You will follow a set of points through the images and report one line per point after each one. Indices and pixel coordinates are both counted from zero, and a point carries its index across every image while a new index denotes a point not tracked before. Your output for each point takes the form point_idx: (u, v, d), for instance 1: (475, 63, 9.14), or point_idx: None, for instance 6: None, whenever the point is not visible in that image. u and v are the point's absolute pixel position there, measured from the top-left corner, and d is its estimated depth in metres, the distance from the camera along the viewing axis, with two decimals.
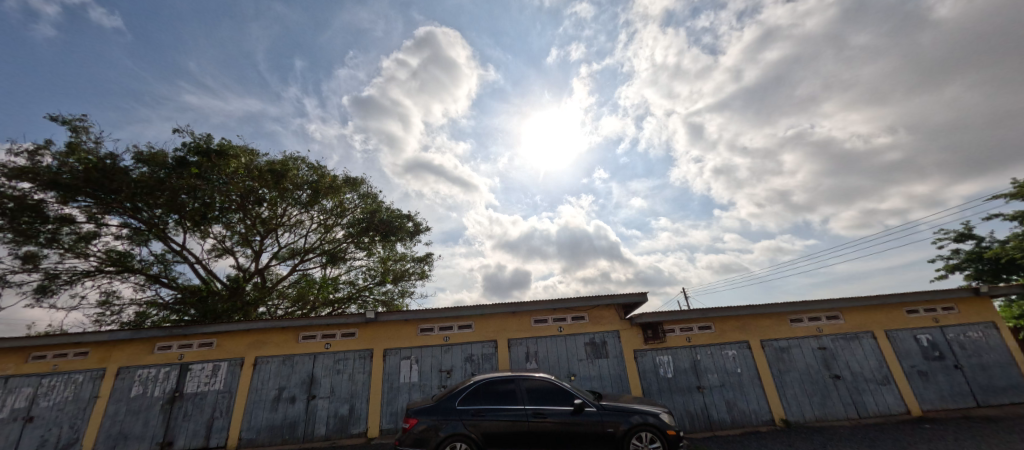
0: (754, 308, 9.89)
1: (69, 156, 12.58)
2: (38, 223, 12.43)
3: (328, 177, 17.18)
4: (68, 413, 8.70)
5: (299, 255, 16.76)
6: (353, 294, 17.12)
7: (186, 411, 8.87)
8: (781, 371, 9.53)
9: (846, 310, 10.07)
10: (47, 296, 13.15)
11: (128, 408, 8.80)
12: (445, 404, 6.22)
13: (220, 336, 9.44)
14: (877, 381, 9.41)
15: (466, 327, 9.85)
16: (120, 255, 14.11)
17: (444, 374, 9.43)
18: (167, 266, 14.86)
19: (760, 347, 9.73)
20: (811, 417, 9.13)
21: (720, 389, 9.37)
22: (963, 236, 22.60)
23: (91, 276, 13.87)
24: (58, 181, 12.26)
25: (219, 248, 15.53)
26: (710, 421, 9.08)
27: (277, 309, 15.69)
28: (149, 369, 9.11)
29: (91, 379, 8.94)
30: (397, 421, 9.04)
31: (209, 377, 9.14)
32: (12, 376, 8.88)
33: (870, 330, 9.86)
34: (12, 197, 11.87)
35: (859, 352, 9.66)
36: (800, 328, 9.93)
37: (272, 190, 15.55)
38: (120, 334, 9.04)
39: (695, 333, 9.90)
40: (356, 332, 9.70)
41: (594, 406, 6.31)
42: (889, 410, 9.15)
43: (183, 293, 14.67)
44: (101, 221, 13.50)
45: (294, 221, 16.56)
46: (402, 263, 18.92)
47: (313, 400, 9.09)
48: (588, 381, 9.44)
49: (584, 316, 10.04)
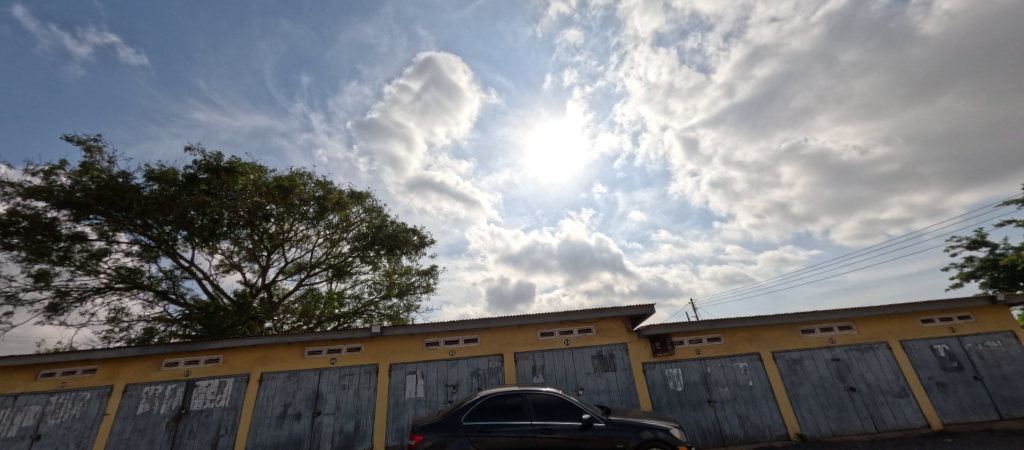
0: (765, 319, 9.72)
1: (82, 175, 12.81)
2: (51, 241, 12.65)
3: (334, 192, 17.36)
4: (75, 431, 8.69)
5: (305, 270, 16.80)
6: (358, 309, 17.11)
7: (192, 429, 8.81)
8: (794, 384, 9.31)
9: (858, 320, 9.89)
10: (58, 314, 13.27)
11: (134, 426, 8.76)
12: (450, 420, 6.12)
13: (227, 352, 9.45)
14: (894, 394, 9.16)
15: (472, 341, 9.77)
16: (129, 271, 14.23)
17: (450, 389, 9.33)
18: (176, 282, 14.95)
19: (771, 359, 9.54)
20: (827, 432, 8.87)
21: (732, 402, 9.17)
22: (977, 243, 22.24)
23: (102, 292, 14.00)
24: (71, 200, 12.51)
25: (227, 264, 15.64)
26: (723, 435, 8.87)
27: (283, 323, 15.68)
28: (155, 385, 9.11)
29: (99, 397, 8.95)
30: (403, 437, 8.91)
31: (215, 393, 9.12)
32: (21, 394, 8.92)
33: (884, 340, 9.65)
34: (27, 215, 12.07)
35: (874, 363, 9.44)
36: (812, 339, 9.75)
37: (279, 206, 15.75)
38: (128, 351, 9.08)
39: (705, 344, 9.75)
40: (361, 346, 9.66)
41: (603, 421, 6.20)
42: (907, 423, 8.87)
43: (192, 309, 14.79)
44: (112, 238, 13.72)
45: (300, 236, 16.64)
46: (407, 276, 18.93)
47: (318, 416, 9.01)
48: (596, 395, 9.28)
49: (591, 329, 9.92)
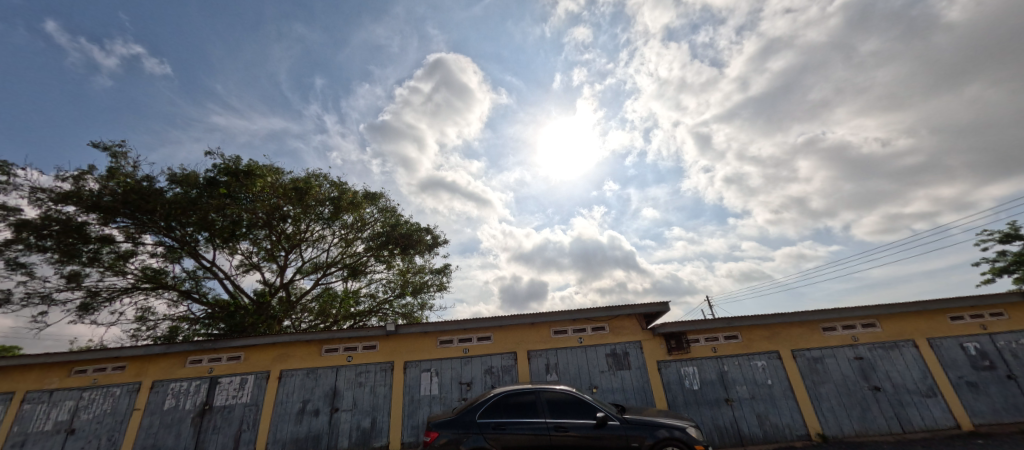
0: (784, 317, 9.52)
1: (109, 180, 13.29)
2: (81, 243, 13.16)
3: (348, 192, 17.61)
4: (106, 425, 9.04)
5: (322, 269, 17.12)
6: (373, 307, 17.34)
7: (216, 424, 9.08)
8: (815, 383, 9.09)
9: (882, 317, 9.60)
10: (89, 313, 13.82)
11: (161, 421, 9.07)
12: (464, 418, 6.17)
13: (248, 349, 9.70)
14: (921, 393, 8.86)
15: (485, 339, 9.82)
16: (154, 272, 14.71)
17: (464, 386, 9.40)
18: (198, 281, 15.41)
19: (791, 357, 9.34)
20: (850, 432, 8.64)
21: (750, 401, 9.00)
22: (1010, 237, 21.29)
23: (129, 292, 14.51)
24: (99, 204, 13.01)
25: (247, 264, 16.03)
26: (741, 435, 8.72)
27: (300, 322, 16.00)
28: (180, 382, 9.41)
29: (128, 392, 9.29)
30: (418, 434, 9.02)
31: (237, 390, 9.37)
32: (56, 389, 9.32)
33: (910, 338, 9.34)
34: (59, 219, 12.60)
35: (900, 361, 9.16)
36: (833, 336, 9.51)
37: (296, 207, 16.06)
38: (154, 349, 9.40)
39: (722, 342, 9.60)
40: (376, 344, 9.80)
41: (617, 419, 6.16)
42: (935, 424, 8.58)
43: (214, 308, 15.24)
44: (138, 240, 14.21)
45: (316, 236, 16.95)
46: (420, 275, 19.10)
47: (336, 413, 9.18)
48: (610, 394, 9.23)
49: (604, 326, 9.86)
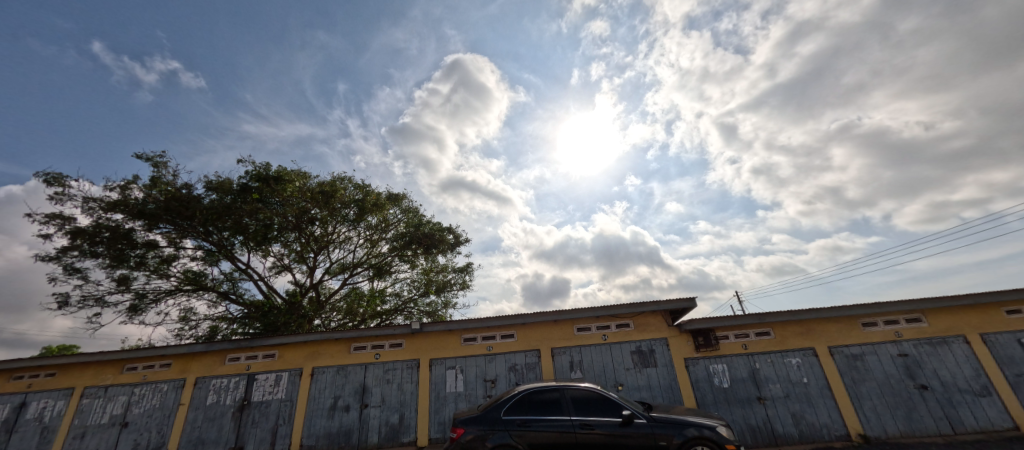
0: (819, 312, 9.13)
1: (152, 189, 14.09)
2: (129, 248, 14.01)
3: (372, 194, 18.02)
4: (155, 419, 9.61)
5: (349, 269, 17.60)
6: (399, 306, 17.70)
7: (254, 418, 9.50)
8: (855, 381, 8.67)
9: (929, 312, 9.06)
10: (137, 314, 14.71)
11: (205, 416, 9.57)
12: (490, 415, 6.22)
13: (281, 348, 10.09)
14: (974, 393, 8.31)
15: (509, 337, 9.87)
16: (195, 274, 15.51)
17: (489, 383, 9.47)
18: (235, 283, 16.14)
19: (828, 354, 8.94)
20: (894, 433, 8.21)
21: (785, 400, 8.68)
22: None
23: (173, 294, 15.35)
24: (144, 211, 13.81)
25: (279, 265, 16.66)
26: (775, 434, 8.42)
27: (330, 321, 16.50)
28: (221, 379, 9.89)
29: (174, 388, 9.84)
30: (445, 430, 9.16)
31: (272, 386, 9.77)
32: (110, 385, 9.97)
33: (960, 334, 8.78)
34: (109, 226, 13.46)
35: (949, 358, 8.61)
36: (874, 332, 9.05)
37: (323, 210, 16.55)
38: (196, 347, 9.92)
39: (752, 339, 9.29)
40: (402, 342, 10.00)
41: (644, 418, 6.07)
42: (991, 425, 8.03)
43: (249, 308, 15.94)
44: (179, 244, 15.01)
45: (343, 237, 17.44)
46: (444, 274, 19.37)
47: (366, 409, 9.44)
48: (636, 391, 9.10)
49: (629, 323, 9.73)
